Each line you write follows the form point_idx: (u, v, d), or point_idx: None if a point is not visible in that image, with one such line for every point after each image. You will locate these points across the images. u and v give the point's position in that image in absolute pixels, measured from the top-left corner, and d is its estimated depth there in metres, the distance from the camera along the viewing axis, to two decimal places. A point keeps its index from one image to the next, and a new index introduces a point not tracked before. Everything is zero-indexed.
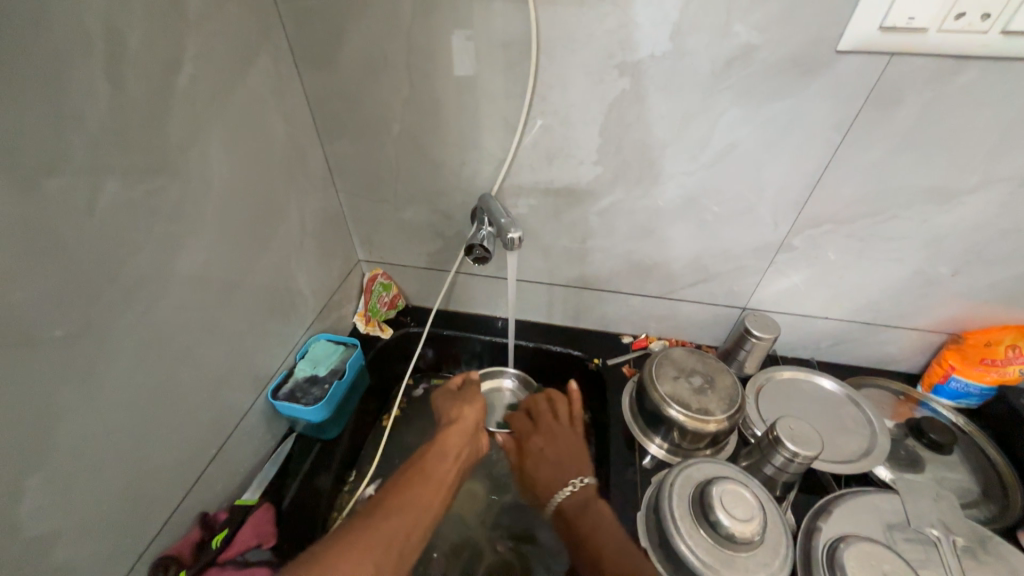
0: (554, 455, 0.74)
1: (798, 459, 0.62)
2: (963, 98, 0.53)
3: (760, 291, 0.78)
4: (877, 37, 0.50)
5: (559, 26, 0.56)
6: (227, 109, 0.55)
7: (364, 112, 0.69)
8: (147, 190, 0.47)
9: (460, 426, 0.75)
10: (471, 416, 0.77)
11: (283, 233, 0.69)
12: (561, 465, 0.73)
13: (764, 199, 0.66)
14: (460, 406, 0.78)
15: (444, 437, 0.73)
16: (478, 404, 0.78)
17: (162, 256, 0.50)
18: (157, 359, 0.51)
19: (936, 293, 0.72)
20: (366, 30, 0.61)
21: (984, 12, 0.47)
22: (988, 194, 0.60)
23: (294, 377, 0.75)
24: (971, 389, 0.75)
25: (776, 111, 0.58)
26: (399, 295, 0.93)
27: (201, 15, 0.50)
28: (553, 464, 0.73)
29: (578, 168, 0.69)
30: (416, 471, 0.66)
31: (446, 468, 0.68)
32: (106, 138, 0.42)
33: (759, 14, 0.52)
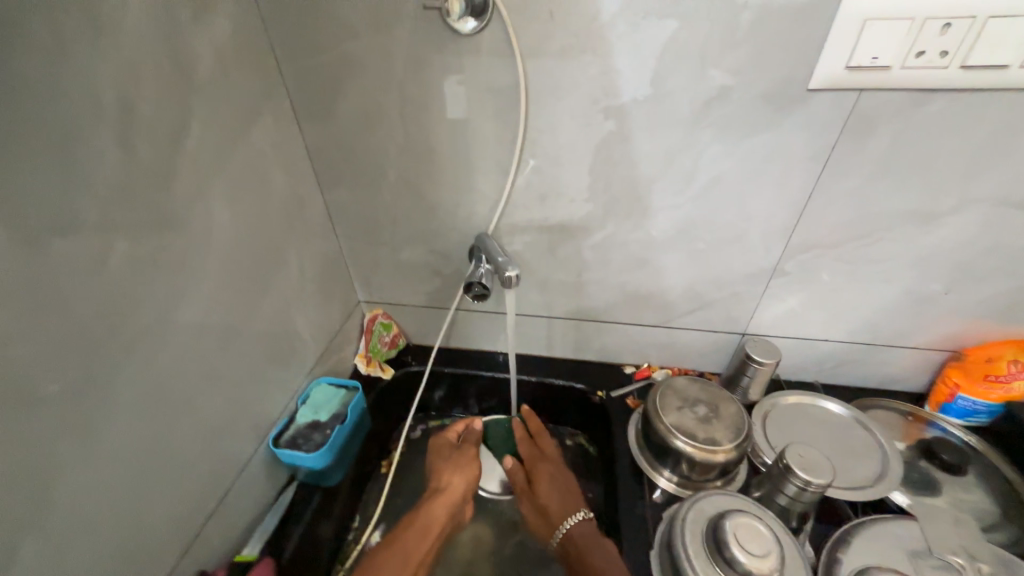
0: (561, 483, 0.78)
1: (811, 488, 0.61)
2: (931, 127, 0.56)
3: (758, 317, 0.79)
4: (844, 75, 0.54)
5: (545, 75, 0.60)
6: (230, 164, 0.57)
7: (361, 161, 0.72)
8: (152, 245, 0.48)
9: (445, 496, 0.77)
10: (458, 486, 0.78)
11: (284, 279, 0.70)
12: (568, 491, 0.77)
13: (753, 227, 0.68)
14: (451, 474, 0.79)
15: (427, 509, 0.75)
16: (468, 471, 0.79)
17: (164, 309, 0.50)
18: (157, 412, 0.51)
19: (931, 311, 0.73)
20: (363, 86, 0.64)
21: (942, 49, 0.50)
22: (968, 215, 0.62)
23: (296, 423, 0.74)
24: (978, 407, 0.74)
25: (756, 145, 0.61)
26: (399, 334, 0.94)
27: (207, 80, 0.53)
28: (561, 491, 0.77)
29: (571, 205, 0.71)
30: (392, 546, 0.70)
31: (423, 549, 0.71)
32: (115, 200, 0.44)
33: (732, 57, 0.55)
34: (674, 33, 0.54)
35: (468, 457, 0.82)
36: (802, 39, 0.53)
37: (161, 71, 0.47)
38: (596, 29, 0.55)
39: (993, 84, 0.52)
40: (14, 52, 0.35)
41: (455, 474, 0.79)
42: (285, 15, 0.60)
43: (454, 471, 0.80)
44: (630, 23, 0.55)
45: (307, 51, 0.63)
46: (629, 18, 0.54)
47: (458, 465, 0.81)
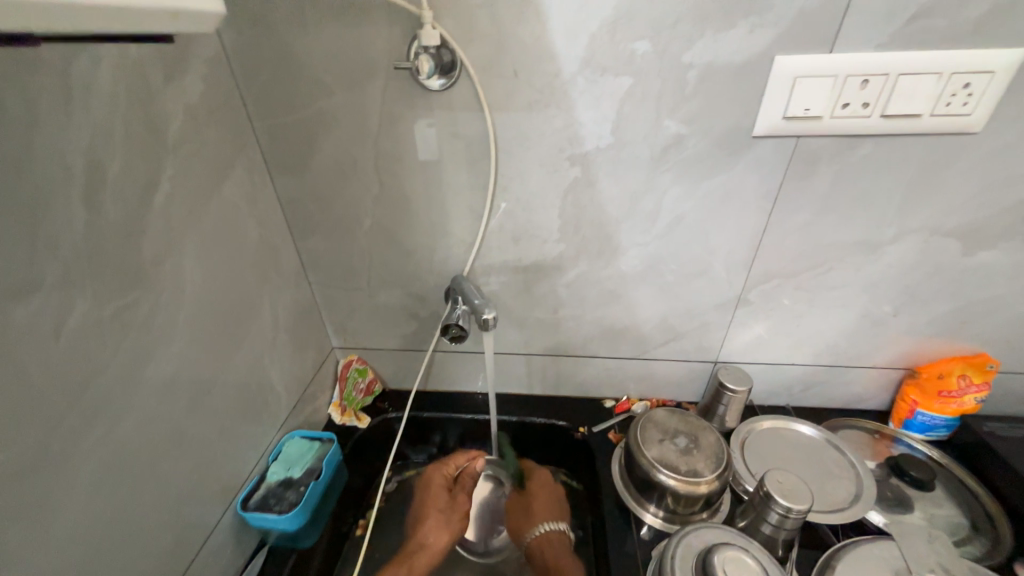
0: (547, 498, 0.86)
1: (792, 514, 0.62)
2: (864, 167, 0.62)
3: (728, 345, 0.82)
4: (783, 124, 0.59)
5: (514, 127, 0.63)
6: (202, 219, 0.57)
7: (335, 209, 0.72)
8: (117, 305, 0.46)
9: (429, 552, 0.78)
10: (437, 541, 0.79)
11: (256, 331, 0.68)
12: (552, 507, 0.85)
13: (715, 261, 0.72)
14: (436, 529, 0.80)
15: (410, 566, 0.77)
16: (453, 529, 0.80)
17: (129, 371, 0.48)
18: (118, 482, 0.47)
19: (884, 332, 0.77)
20: (337, 139, 0.66)
21: (864, 101, 0.56)
22: (906, 243, 0.68)
23: (268, 481, 0.70)
24: (937, 421, 0.78)
25: (713, 185, 0.65)
26: (376, 379, 0.91)
27: (180, 139, 0.53)
28: (548, 502, 0.85)
29: (543, 246, 0.73)
30: None
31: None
32: (80, 261, 0.43)
33: (684, 110, 0.60)
34: (630, 89, 0.59)
35: (458, 508, 0.82)
36: (744, 93, 0.58)
37: (133, 131, 0.47)
38: (559, 86, 0.60)
39: (911, 130, 0.58)
40: None
41: (442, 534, 0.79)
42: (258, 74, 0.62)
43: (438, 526, 0.80)
44: (590, 80, 0.59)
45: (281, 107, 0.64)
46: (588, 75, 0.59)
47: (446, 518, 0.81)
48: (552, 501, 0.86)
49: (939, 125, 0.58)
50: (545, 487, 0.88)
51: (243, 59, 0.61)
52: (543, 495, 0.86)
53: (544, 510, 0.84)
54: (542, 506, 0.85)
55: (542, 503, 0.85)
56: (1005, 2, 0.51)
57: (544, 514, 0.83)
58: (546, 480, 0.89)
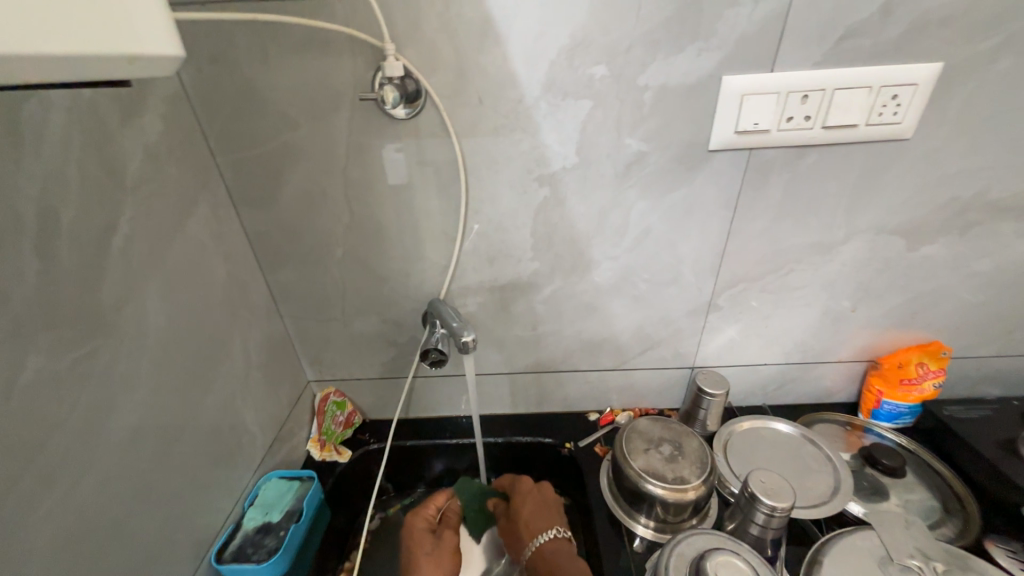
0: (538, 505, 0.77)
1: (777, 513, 0.63)
2: (812, 175, 0.66)
3: (703, 350, 0.84)
4: (736, 138, 0.62)
5: (481, 151, 0.64)
6: (165, 259, 0.55)
7: (305, 240, 0.71)
8: (75, 357, 0.44)
9: None
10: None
11: (227, 371, 0.66)
12: (545, 513, 0.75)
13: (684, 270, 0.74)
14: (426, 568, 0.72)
15: None
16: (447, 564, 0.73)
17: (90, 425, 0.45)
18: (81, 548, 0.44)
19: (846, 327, 0.81)
20: (304, 170, 0.66)
21: (806, 114, 0.61)
22: (856, 243, 0.73)
23: (243, 529, 0.67)
24: (902, 409, 0.82)
25: (676, 198, 0.68)
26: (355, 411, 0.89)
27: (139, 179, 0.52)
28: (541, 507, 0.76)
29: (518, 265, 0.74)
30: None
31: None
32: (33, 313, 0.40)
33: (644, 128, 0.63)
34: (591, 111, 0.62)
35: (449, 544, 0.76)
36: (698, 111, 0.61)
37: (88, 175, 0.46)
38: (523, 110, 0.61)
39: (851, 138, 0.63)
40: None
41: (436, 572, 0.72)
42: (220, 110, 0.61)
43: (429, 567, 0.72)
44: (553, 104, 0.61)
45: (245, 141, 0.63)
46: (551, 100, 0.61)
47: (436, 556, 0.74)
48: (542, 507, 0.76)
49: (875, 133, 0.62)
50: (534, 495, 0.79)
51: (203, 95, 0.60)
52: (533, 502, 0.77)
53: (535, 517, 0.75)
54: (532, 514, 0.75)
55: (533, 510, 0.76)
56: (919, 23, 0.56)
57: (537, 523, 0.74)
58: (532, 489, 0.80)
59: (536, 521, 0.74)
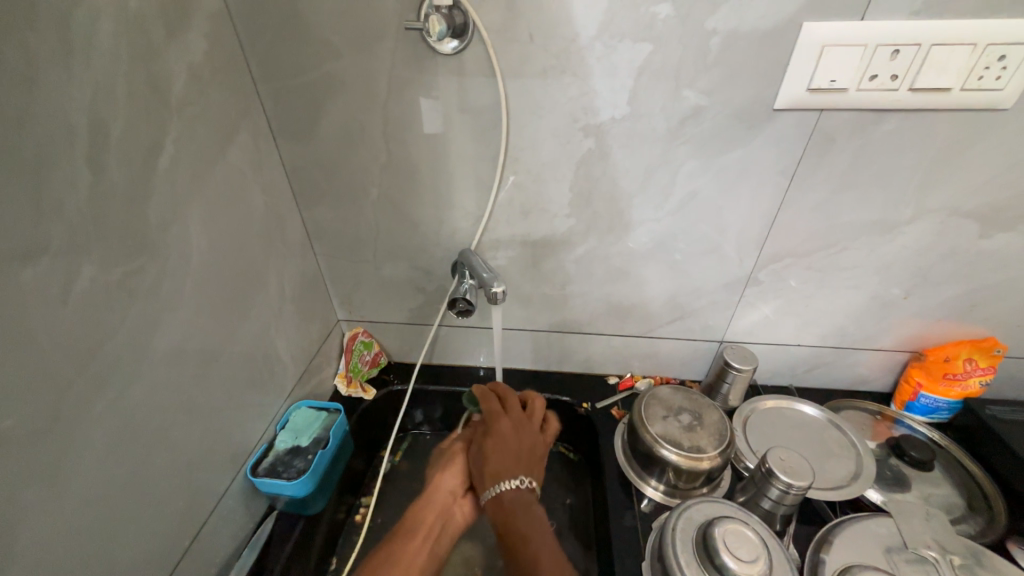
0: (512, 448, 0.69)
1: (793, 490, 0.62)
2: (887, 144, 0.60)
3: (735, 324, 0.81)
4: (806, 97, 0.57)
5: (526, 95, 0.61)
6: (207, 185, 0.56)
7: (342, 180, 0.71)
8: (126, 271, 0.46)
9: (436, 495, 0.72)
10: (446, 483, 0.74)
11: (263, 301, 0.68)
12: (516, 457, 0.68)
13: (728, 239, 0.71)
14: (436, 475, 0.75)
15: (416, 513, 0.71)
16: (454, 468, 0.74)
17: (140, 337, 0.48)
18: (131, 446, 0.48)
19: (893, 314, 0.77)
20: (344, 105, 0.64)
21: (893, 73, 0.54)
22: (924, 224, 0.67)
23: (275, 450, 0.71)
24: (940, 404, 0.79)
25: (730, 161, 0.63)
26: (381, 352, 0.92)
27: (184, 100, 0.51)
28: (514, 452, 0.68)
29: (553, 221, 0.72)
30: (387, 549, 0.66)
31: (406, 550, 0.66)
32: (85, 224, 0.42)
33: (704, 80, 0.58)
34: (650, 56, 0.57)
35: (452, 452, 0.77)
36: (767, 63, 0.56)
37: (135, 91, 0.46)
38: (575, 51, 0.57)
39: (938, 106, 0.56)
40: None
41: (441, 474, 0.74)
42: (263, 34, 0.60)
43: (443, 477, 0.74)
44: (607, 46, 0.56)
45: (287, 70, 0.62)
46: (606, 42, 0.56)
47: (442, 464, 0.76)
48: (523, 450, 0.69)
49: (968, 101, 0.56)
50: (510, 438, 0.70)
51: (247, 19, 0.58)
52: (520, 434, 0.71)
53: (502, 463, 0.67)
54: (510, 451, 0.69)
55: (500, 458, 0.68)
56: None
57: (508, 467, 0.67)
58: (519, 421, 0.73)
59: (502, 467, 0.67)
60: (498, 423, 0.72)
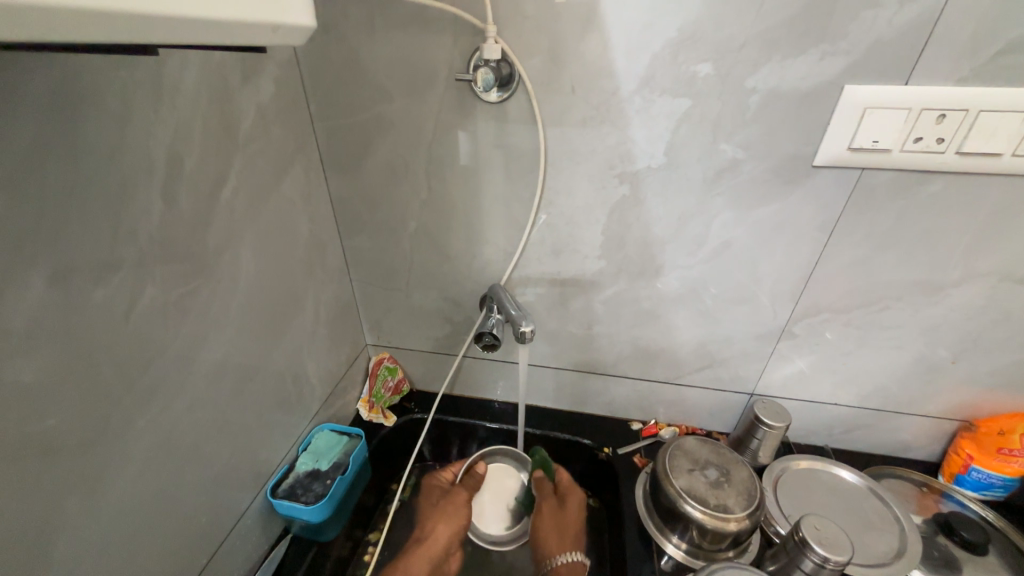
0: (567, 528, 0.79)
1: (829, 565, 0.58)
2: (932, 205, 0.59)
3: (767, 377, 0.79)
4: (847, 155, 0.57)
5: (565, 141, 0.63)
6: (261, 213, 0.60)
7: (383, 212, 0.75)
8: (182, 291, 0.49)
9: (429, 546, 0.78)
10: (443, 537, 0.79)
11: (299, 323, 0.70)
12: (573, 534, 0.79)
13: (762, 289, 0.69)
14: (435, 523, 0.80)
15: (407, 563, 0.76)
16: (450, 524, 0.80)
17: (186, 354, 0.51)
18: (165, 460, 0.50)
19: (940, 379, 0.73)
20: (391, 143, 0.68)
21: (938, 136, 0.54)
22: (974, 287, 0.64)
23: (295, 471, 0.72)
24: (994, 480, 0.72)
25: (766, 214, 0.63)
26: (404, 379, 0.93)
27: (249, 136, 0.56)
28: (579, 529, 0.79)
29: (583, 261, 0.73)
30: None
31: None
32: (153, 249, 0.45)
33: (742, 134, 0.59)
34: (688, 110, 0.58)
35: (456, 503, 0.82)
36: (808, 121, 0.56)
37: (209, 128, 0.50)
38: (615, 103, 0.59)
39: (988, 169, 0.55)
40: (87, 119, 0.38)
41: (438, 525, 0.80)
42: (325, 78, 0.65)
43: (442, 527, 0.80)
44: (647, 100, 0.58)
45: (342, 110, 0.67)
46: (646, 95, 0.58)
47: (445, 514, 0.81)
48: (575, 528, 0.79)
49: (1022, 166, 0.54)
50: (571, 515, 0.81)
51: (311, 65, 0.64)
52: (568, 521, 0.80)
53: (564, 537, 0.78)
54: (572, 531, 0.79)
55: (574, 533, 0.79)
56: None
57: (567, 544, 0.78)
58: (575, 505, 0.82)
59: (564, 542, 0.78)
60: (568, 501, 0.82)
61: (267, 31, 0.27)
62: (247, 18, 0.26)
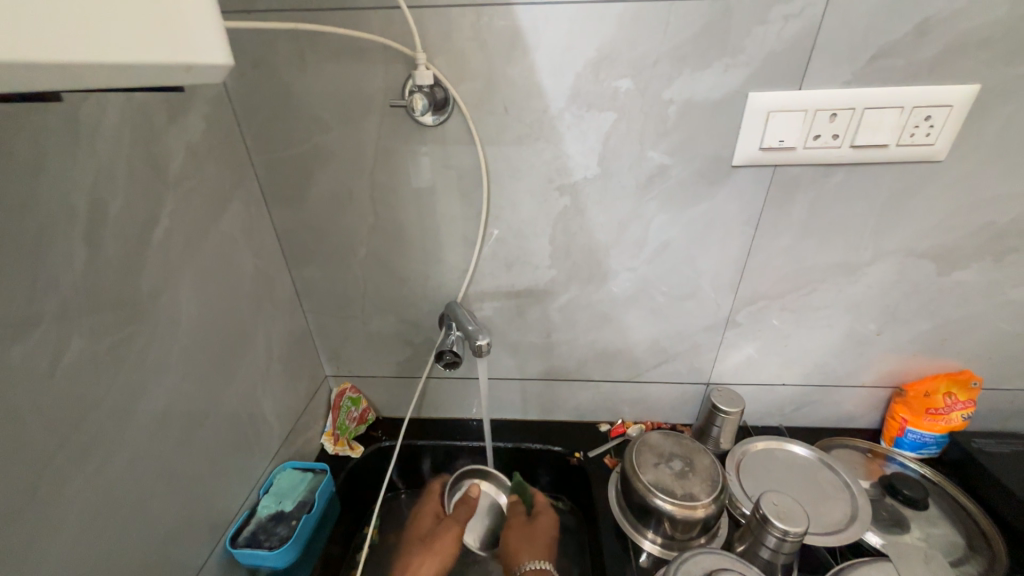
0: (532, 542, 0.78)
1: (789, 537, 0.61)
2: (839, 193, 0.65)
3: (719, 366, 0.83)
4: (760, 154, 0.62)
5: (503, 159, 0.66)
6: (200, 252, 0.58)
7: (331, 241, 0.74)
8: (114, 340, 0.47)
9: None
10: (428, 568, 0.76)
11: (250, 361, 0.68)
12: (537, 546, 0.77)
13: (704, 284, 0.74)
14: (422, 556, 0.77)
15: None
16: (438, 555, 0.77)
17: (123, 406, 0.48)
18: (105, 522, 0.47)
19: (870, 351, 0.79)
20: (333, 172, 0.68)
21: (834, 132, 0.60)
22: (884, 265, 0.71)
23: (257, 516, 0.69)
24: (927, 439, 0.79)
25: (698, 212, 0.68)
26: (369, 408, 0.91)
27: (181, 175, 0.55)
28: (547, 543, 0.78)
29: (536, 272, 0.75)
30: None
31: None
32: (80, 297, 0.43)
33: (666, 142, 0.63)
34: (615, 123, 0.62)
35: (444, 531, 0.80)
36: (721, 127, 0.61)
37: (135, 170, 0.49)
38: (547, 120, 0.62)
39: (879, 159, 0.62)
40: None
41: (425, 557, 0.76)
42: (259, 112, 0.64)
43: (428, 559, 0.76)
44: (577, 115, 0.62)
45: (279, 143, 0.66)
46: (574, 111, 0.62)
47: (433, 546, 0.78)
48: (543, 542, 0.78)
49: (906, 154, 0.61)
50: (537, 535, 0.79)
51: (243, 100, 0.64)
52: (536, 535, 0.78)
53: (528, 548, 0.76)
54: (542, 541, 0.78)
55: (537, 544, 0.77)
56: (957, 43, 0.55)
57: (532, 553, 0.75)
58: (545, 525, 0.80)
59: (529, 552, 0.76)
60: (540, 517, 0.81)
61: (178, 71, 0.28)
62: (155, 63, 0.26)
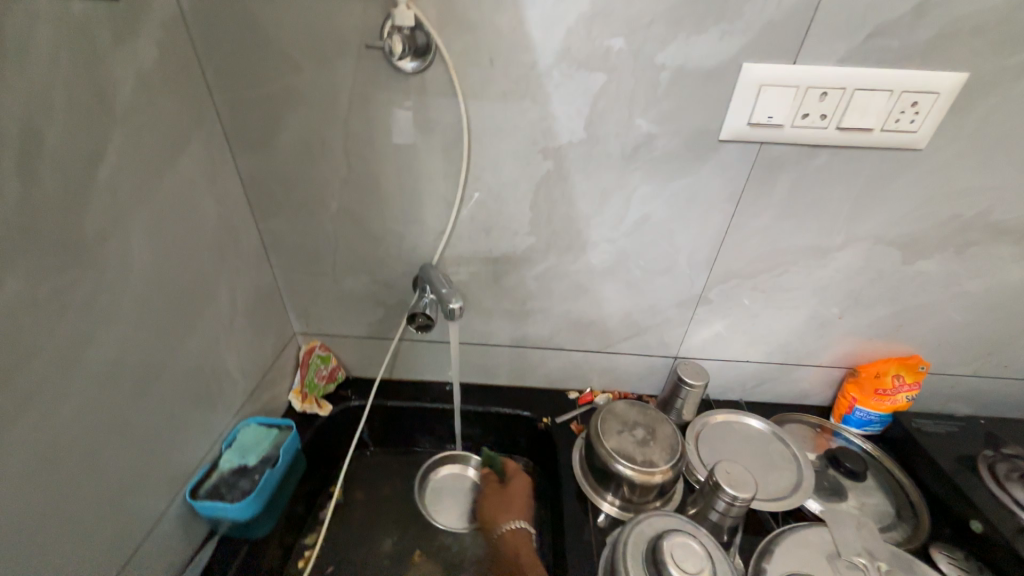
0: (511, 502, 0.81)
1: (737, 502, 0.65)
2: (820, 176, 0.65)
3: (688, 341, 0.85)
4: (747, 130, 0.61)
5: (485, 117, 0.63)
6: (153, 195, 0.54)
7: (300, 193, 0.70)
8: (56, 283, 0.44)
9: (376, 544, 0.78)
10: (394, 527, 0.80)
11: (211, 314, 0.65)
12: (515, 505, 0.81)
13: (680, 259, 0.74)
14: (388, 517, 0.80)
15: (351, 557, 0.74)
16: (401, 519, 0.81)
17: (68, 355, 0.45)
18: (51, 470, 0.45)
19: (831, 333, 0.82)
20: (302, 118, 0.64)
21: (822, 113, 0.59)
22: (854, 250, 0.72)
23: (219, 470, 0.68)
24: (872, 417, 0.84)
25: (681, 186, 0.67)
26: (339, 367, 0.90)
27: (130, 107, 0.50)
28: (524, 502, 0.81)
29: (514, 238, 0.73)
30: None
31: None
32: (13, 235, 0.40)
33: (655, 111, 0.61)
34: (604, 85, 0.60)
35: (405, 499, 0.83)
36: (712, 98, 0.60)
37: (75, 97, 0.44)
38: (534, 77, 0.59)
39: (863, 144, 0.62)
40: None
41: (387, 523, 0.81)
42: (221, 44, 0.59)
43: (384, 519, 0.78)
44: (566, 74, 0.59)
45: (244, 80, 0.61)
46: (563, 70, 0.59)
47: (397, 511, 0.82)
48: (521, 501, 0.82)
49: (889, 140, 0.61)
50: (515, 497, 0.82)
51: (202, 28, 0.58)
52: (512, 497, 0.82)
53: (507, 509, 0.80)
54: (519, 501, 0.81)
55: (515, 504, 0.81)
56: (953, 27, 0.54)
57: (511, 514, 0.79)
58: (520, 487, 0.84)
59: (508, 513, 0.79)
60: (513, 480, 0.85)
61: None
62: None
